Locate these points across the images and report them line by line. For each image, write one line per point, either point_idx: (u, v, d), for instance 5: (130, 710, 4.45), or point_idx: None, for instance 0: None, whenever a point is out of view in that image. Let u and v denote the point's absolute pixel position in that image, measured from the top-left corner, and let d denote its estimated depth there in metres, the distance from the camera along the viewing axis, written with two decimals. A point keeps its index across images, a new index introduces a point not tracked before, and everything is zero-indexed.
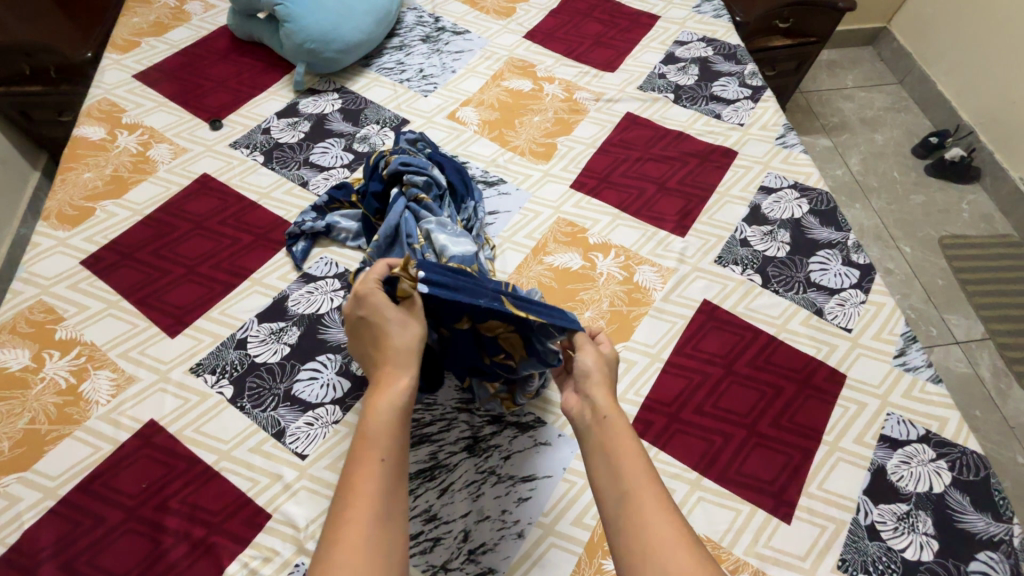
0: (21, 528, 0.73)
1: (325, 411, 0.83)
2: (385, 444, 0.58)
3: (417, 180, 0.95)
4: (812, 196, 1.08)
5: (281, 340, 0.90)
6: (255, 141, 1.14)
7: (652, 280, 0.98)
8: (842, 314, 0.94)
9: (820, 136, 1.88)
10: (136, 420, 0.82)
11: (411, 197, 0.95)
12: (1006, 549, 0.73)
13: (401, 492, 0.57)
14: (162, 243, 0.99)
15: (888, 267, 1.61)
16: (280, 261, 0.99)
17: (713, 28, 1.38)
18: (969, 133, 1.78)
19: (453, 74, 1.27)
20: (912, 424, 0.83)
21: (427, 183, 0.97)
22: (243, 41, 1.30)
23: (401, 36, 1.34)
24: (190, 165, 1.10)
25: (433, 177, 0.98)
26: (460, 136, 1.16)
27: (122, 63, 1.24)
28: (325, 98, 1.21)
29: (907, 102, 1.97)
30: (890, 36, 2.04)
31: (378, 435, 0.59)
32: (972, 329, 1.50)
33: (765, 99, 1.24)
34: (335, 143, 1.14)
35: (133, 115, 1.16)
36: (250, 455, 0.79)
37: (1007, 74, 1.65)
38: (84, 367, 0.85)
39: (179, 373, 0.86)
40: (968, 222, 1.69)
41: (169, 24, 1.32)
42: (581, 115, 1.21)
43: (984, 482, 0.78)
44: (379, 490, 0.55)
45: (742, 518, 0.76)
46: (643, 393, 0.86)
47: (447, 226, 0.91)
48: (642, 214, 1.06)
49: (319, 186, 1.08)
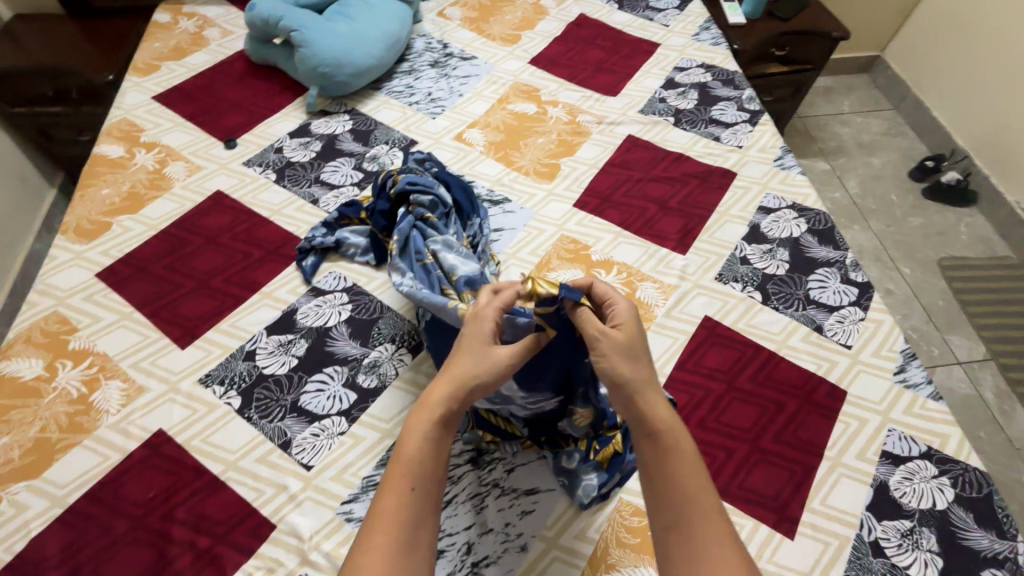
0: (28, 536, 0.74)
1: (331, 422, 0.84)
2: (416, 474, 0.60)
3: (423, 200, 0.98)
4: (810, 216, 1.10)
5: (289, 352, 0.91)
6: (268, 160, 1.18)
7: (654, 296, 1.00)
8: (841, 331, 0.96)
9: (819, 160, 1.92)
10: (146, 429, 0.83)
11: (420, 216, 0.98)
12: (1012, 567, 0.73)
13: (428, 523, 0.59)
14: (175, 258, 1.02)
15: (888, 288, 1.62)
16: (289, 275, 1.01)
17: (712, 55, 1.43)
18: (965, 157, 1.82)
19: (460, 98, 1.31)
20: (914, 440, 0.84)
21: (433, 202, 1.00)
22: (259, 65, 1.35)
23: (411, 61, 1.39)
24: (205, 182, 1.13)
25: (439, 196, 1.01)
26: (467, 157, 1.20)
27: (142, 85, 1.29)
28: (336, 120, 1.26)
29: (903, 126, 2.02)
30: (884, 64, 2.10)
31: (412, 463, 0.60)
32: (974, 350, 1.50)
33: (763, 123, 1.28)
34: (345, 162, 1.18)
35: (151, 135, 1.20)
36: (256, 465, 0.80)
37: (1000, 101, 1.69)
38: (96, 377, 0.87)
39: (189, 384, 0.87)
40: (967, 244, 1.71)
41: (188, 49, 1.38)
42: (584, 137, 1.25)
43: (987, 499, 0.78)
44: (407, 520, 0.57)
45: (747, 534, 0.76)
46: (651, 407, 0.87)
47: (453, 246, 0.94)
48: (644, 232, 1.09)
49: (330, 204, 1.11)
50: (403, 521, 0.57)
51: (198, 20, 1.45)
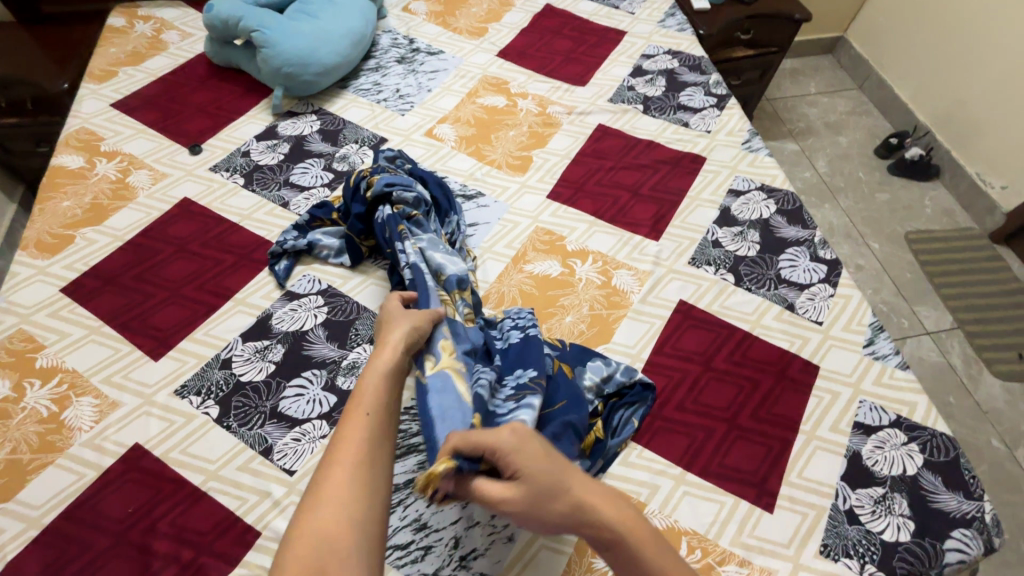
0: (4, 560, 0.72)
1: (312, 426, 0.84)
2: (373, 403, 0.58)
3: (406, 199, 0.99)
4: (778, 197, 1.13)
5: (266, 358, 0.90)
6: (235, 164, 1.15)
7: (629, 284, 1.01)
8: (812, 308, 0.98)
9: (788, 141, 1.95)
10: (121, 444, 0.81)
11: (411, 215, 0.98)
12: (979, 526, 0.76)
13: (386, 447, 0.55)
14: (143, 268, 1.00)
15: (859, 264, 1.66)
16: (262, 280, 1.00)
17: (678, 41, 1.44)
18: (927, 133, 1.87)
19: (429, 93, 1.30)
20: (884, 410, 0.87)
21: (416, 201, 1.00)
22: (221, 67, 1.32)
23: (377, 58, 1.37)
24: (170, 190, 1.11)
25: (420, 194, 1.01)
26: (438, 153, 1.19)
27: (99, 93, 1.25)
28: (304, 120, 1.24)
29: (867, 105, 2.06)
30: (847, 44, 2.14)
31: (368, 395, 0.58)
32: (941, 320, 1.55)
33: (730, 107, 1.29)
34: (314, 163, 1.16)
35: (111, 143, 1.16)
36: (238, 474, 0.79)
37: (958, 77, 1.75)
38: (66, 395, 0.85)
39: (164, 396, 0.86)
40: (931, 217, 1.76)
41: (146, 53, 1.34)
42: (555, 128, 1.25)
43: (954, 462, 0.82)
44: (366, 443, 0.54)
45: (727, 510, 0.78)
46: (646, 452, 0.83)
47: (439, 245, 0.96)
48: (618, 220, 1.10)
49: (300, 207, 1.10)
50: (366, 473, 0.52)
51: (155, 23, 1.41)
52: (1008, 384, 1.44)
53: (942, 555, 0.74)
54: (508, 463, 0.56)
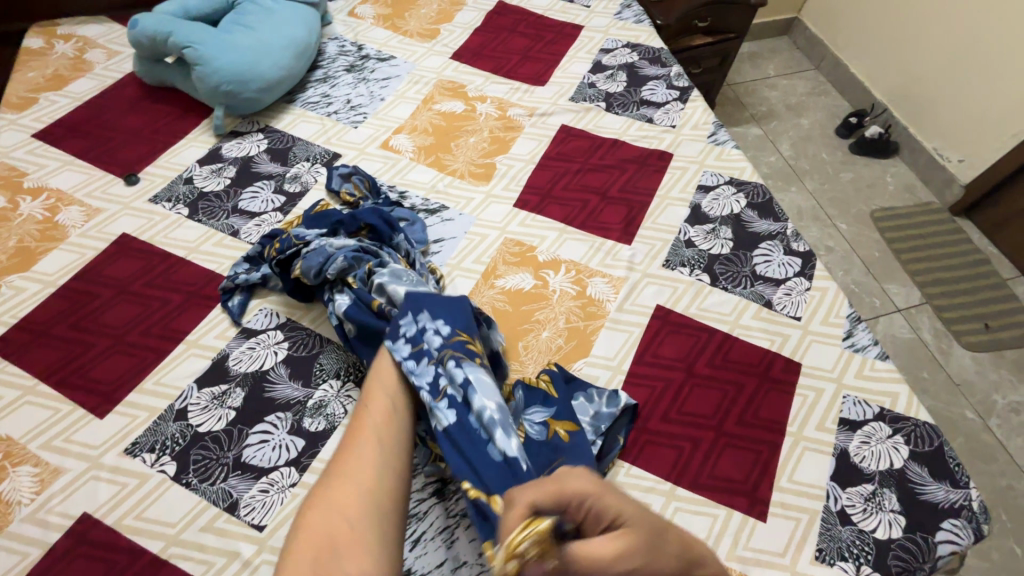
0: None
1: (280, 474, 0.78)
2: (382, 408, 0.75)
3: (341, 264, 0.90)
4: (748, 190, 1.11)
5: (224, 404, 0.84)
6: (177, 193, 1.07)
7: (605, 292, 0.97)
8: (790, 303, 0.96)
9: (751, 126, 1.95)
10: (67, 515, 0.74)
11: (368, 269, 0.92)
12: (968, 514, 0.76)
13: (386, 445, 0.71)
14: (81, 315, 0.92)
15: (829, 245, 1.67)
16: (215, 319, 0.93)
17: (636, 34, 1.41)
18: (884, 110, 1.89)
19: (382, 102, 1.24)
20: (867, 403, 0.86)
21: (347, 260, 0.91)
22: (154, 86, 1.23)
23: (325, 68, 1.30)
24: (107, 226, 1.02)
25: (345, 253, 0.91)
26: (396, 165, 1.14)
27: (18, 123, 1.15)
28: (249, 140, 1.16)
29: (825, 85, 2.07)
30: (801, 25, 2.15)
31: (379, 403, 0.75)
32: (911, 296, 1.57)
33: (693, 99, 1.27)
34: (264, 186, 1.09)
35: (35, 179, 1.07)
36: (201, 535, 0.73)
37: (912, 52, 1.77)
38: (2, 466, 0.77)
39: (113, 457, 0.79)
40: (894, 193, 1.78)
41: (69, 76, 1.23)
42: (517, 131, 1.20)
43: (938, 451, 0.81)
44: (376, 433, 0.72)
45: (720, 524, 0.76)
46: (634, 470, 0.80)
47: (402, 275, 0.90)
48: (588, 226, 1.06)
49: (252, 234, 1.03)
50: (365, 502, 0.64)
51: (77, 42, 1.30)
52: (978, 355, 1.48)
53: (935, 548, 0.73)
54: (605, 507, 0.48)
